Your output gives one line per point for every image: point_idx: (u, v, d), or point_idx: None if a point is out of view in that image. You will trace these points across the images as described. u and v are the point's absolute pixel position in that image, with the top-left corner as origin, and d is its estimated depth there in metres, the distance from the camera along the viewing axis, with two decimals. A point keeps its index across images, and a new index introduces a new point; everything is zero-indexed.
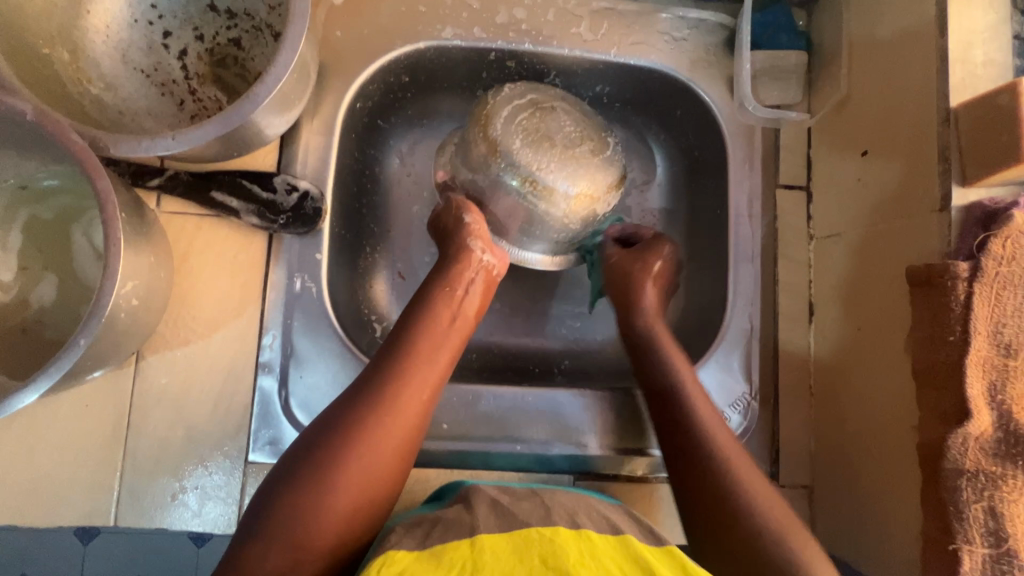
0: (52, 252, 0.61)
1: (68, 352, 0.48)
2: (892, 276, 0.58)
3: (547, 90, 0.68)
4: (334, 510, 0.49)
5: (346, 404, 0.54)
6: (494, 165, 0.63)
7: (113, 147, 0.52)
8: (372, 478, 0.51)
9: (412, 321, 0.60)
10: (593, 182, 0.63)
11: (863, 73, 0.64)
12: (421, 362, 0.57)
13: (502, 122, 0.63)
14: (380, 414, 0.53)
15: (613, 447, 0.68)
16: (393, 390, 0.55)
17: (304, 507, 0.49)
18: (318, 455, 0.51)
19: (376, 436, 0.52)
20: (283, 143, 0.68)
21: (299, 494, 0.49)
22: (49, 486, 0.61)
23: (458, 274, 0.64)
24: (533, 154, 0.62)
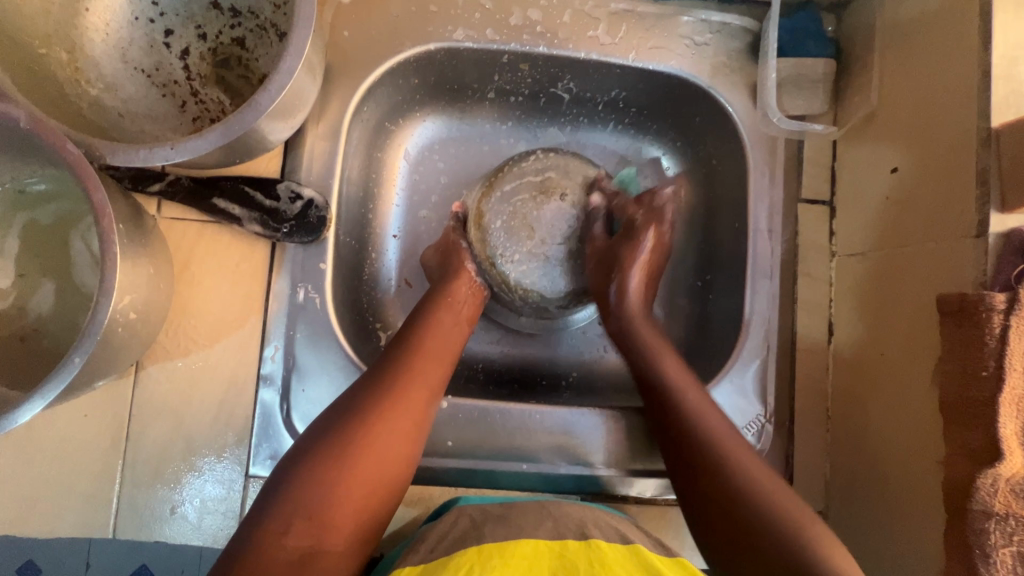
0: (50, 258, 0.59)
1: (63, 370, 0.47)
2: (920, 302, 0.55)
3: (572, 169, 0.70)
4: (353, 488, 0.51)
5: (356, 397, 0.55)
6: (471, 234, 0.69)
7: (110, 155, 0.50)
8: (386, 468, 0.53)
9: (414, 326, 0.62)
10: (545, 284, 0.68)
11: (896, 85, 0.61)
12: (425, 358, 0.59)
13: (497, 197, 0.68)
14: (390, 407, 0.55)
15: (621, 467, 0.67)
16: (405, 381, 0.57)
17: (322, 492, 0.50)
18: (339, 439, 0.52)
19: (388, 426, 0.54)
20: (287, 148, 0.66)
21: (320, 474, 0.50)
22: (48, 496, 0.60)
23: (453, 283, 0.66)
24: (506, 242, 0.67)
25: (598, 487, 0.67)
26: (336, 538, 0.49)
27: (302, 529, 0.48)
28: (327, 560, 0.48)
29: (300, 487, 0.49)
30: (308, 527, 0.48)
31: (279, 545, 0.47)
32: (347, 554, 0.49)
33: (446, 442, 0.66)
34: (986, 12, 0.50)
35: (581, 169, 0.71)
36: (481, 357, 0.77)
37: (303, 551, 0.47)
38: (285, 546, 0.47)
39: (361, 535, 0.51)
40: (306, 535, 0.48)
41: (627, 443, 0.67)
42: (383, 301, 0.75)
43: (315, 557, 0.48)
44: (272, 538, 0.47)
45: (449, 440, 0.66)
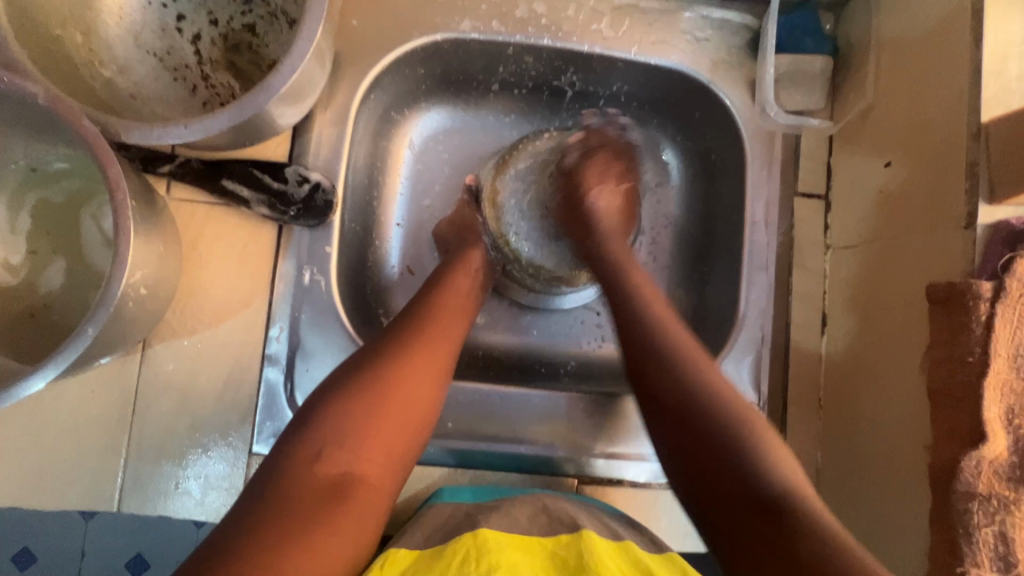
0: (61, 235, 0.60)
1: (75, 341, 0.48)
2: (910, 292, 0.57)
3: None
4: (381, 426, 0.52)
5: (388, 341, 0.57)
6: (488, 212, 0.73)
7: (125, 133, 0.51)
8: (415, 409, 0.54)
9: (436, 283, 0.64)
10: (554, 258, 0.73)
11: (890, 83, 0.63)
12: (448, 312, 0.62)
13: (511, 175, 0.74)
14: (420, 352, 0.57)
15: (617, 452, 0.68)
16: (430, 331, 0.59)
17: (356, 423, 0.51)
18: (367, 380, 0.53)
19: (418, 368, 0.56)
20: (295, 133, 0.67)
21: (349, 410, 0.51)
22: (54, 470, 0.61)
23: (472, 249, 0.68)
24: (519, 220, 0.73)
25: (593, 471, 0.68)
26: (367, 470, 0.50)
27: (335, 457, 0.49)
28: (359, 490, 0.49)
29: (334, 418, 0.51)
30: (341, 457, 0.49)
31: (312, 471, 0.48)
32: (378, 487, 0.50)
33: (446, 425, 0.67)
34: (977, 11, 0.52)
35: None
36: (480, 342, 0.78)
37: (335, 479, 0.48)
38: (317, 475, 0.48)
39: (391, 472, 0.52)
40: (337, 465, 0.49)
41: (625, 429, 0.69)
42: (386, 287, 0.76)
43: (346, 486, 0.49)
44: (305, 466, 0.49)
45: (450, 422, 0.67)
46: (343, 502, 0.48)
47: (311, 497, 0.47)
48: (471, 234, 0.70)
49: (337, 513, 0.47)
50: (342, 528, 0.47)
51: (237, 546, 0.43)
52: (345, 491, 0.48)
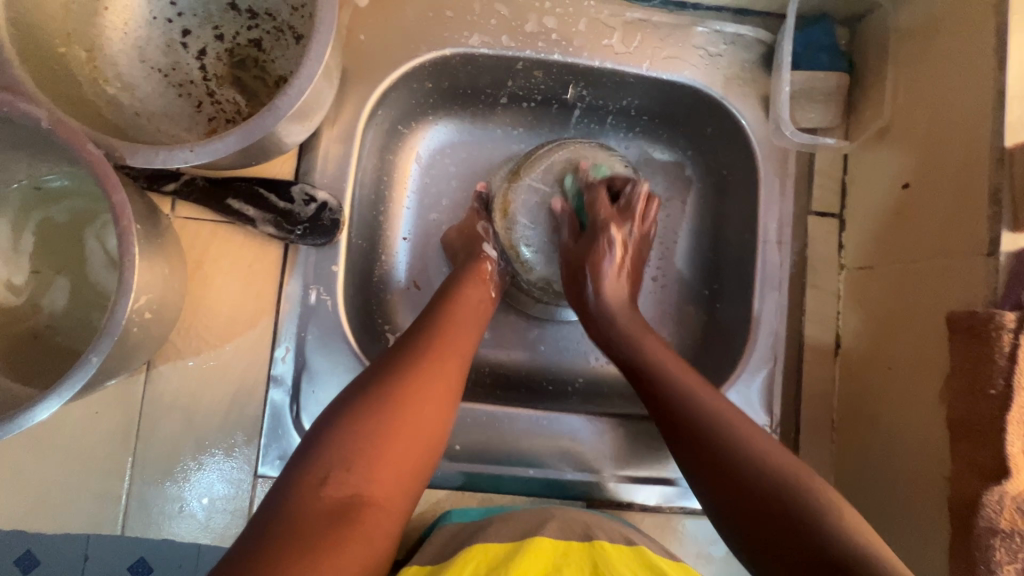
0: (65, 255, 0.60)
1: (79, 369, 0.47)
2: (928, 319, 0.56)
3: (601, 162, 0.71)
4: (389, 448, 0.51)
5: (397, 360, 0.56)
6: (499, 224, 0.70)
7: (129, 156, 0.50)
8: (422, 429, 0.53)
9: (444, 300, 0.64)
10: None
11: (908, 102, 0.62)
12: (457, 330, 0.61)
13: (526, 186, 0.70)
14: (427, 370, 0.56)
15: (626, 476, 0.67)
16: (437, 349, 0.58)
17: (365, 444, 0.50)
18: (374, 400, 0.52)
19: (430, 389, 0.55)
20: (302, 150, 0.66)
21: (356, 431, 0.50)
22: (58, 492, 0.60)
23: (482, 263, 0.68)
24: (532, 234, 0.69)
25: (603, 494, 0.67)
26: (377, 493, 0.49)
27: (343, 479, 0.48)
28: (368, 513, 0.48)
29: (342, 439, 0.50)
30: (349, 479, 0.48)
31: (318, 493, 0.47)
32: (387, 511, 0.49)
33: (454, 447, 0.66)
34: (1001, 32, 0.51)
35: (610, 161, 0.71)
36: (488, 360, 0.78)
37: (343, 501, 0.47)
38: (323, 497, 0.47)
39: (400, 494, 0.51)
40: (345, 485, 0.48)
41: (635, 451, 0.68)
42: (393, 303, 0.75)
43: (355, 508, 0.47)
44: (312, 488, 0.47)
45: (457, 444, 0.66)
46: (353, 525, 0.46)
47: (319, 519, 0.45)
48: (481, 248, 0.69)
49: (345, 536, 0.45)
50: (352, 553, 0.45)
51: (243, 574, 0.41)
52: (353, 513, 0.47)
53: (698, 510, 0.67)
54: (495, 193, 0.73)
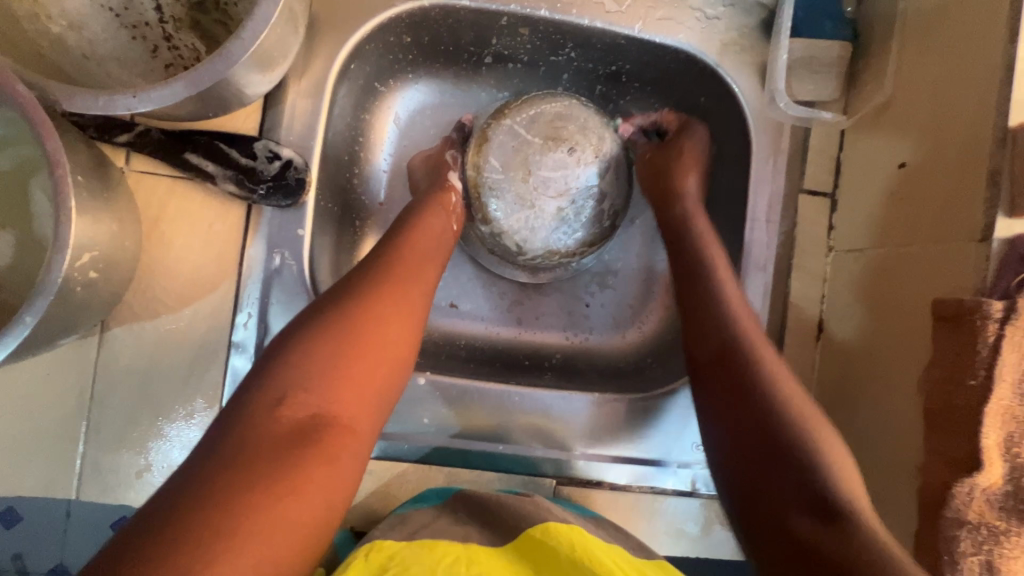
0: (10, 207, 0.56)
1: (13, 330, 0.43)
2: (915, 308, 0.54)
3: (591, 126, 0.67)
4: (353, 376, 0.49)
5: (357, 283, 0.54)
6: (470, 158, 0.68)
7: (66, 101, 0.45)
8: (387, 354, 0.52)
9: (406, 228, 0.61)
10: (522, 229, 0.67)
11: (912, 77, 0.58)
12: (420, 254, 0.59)
13: (506, 126, 0.67)
14: (385, 295, 0.54)
15: (596, 454, 0.66)
16: (398, 272, 0.56)
17: (323, 364, 0.48)
18: (333, 327, 0.50)
19: (391, 306, 0.53)
20: (266, 103, 0.62)
21: (315, 358, 0.48)
22: (8, 454, 0.58)
23: (447, 194, 0.65)
24: (498, 177, 0.66)
25: (574, 472, 0.66)
26: (343, 410, 0.48)
27: (301, 399, 0.46)
28: (334, 430, 0.46)
29: (302, 362, 0.48)
30: (308, 399, 0.47)
31: (275, 413, 0.45)
32: (353, 433, 0.47)
33: (422, 421, 0.65)
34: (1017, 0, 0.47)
35: (600, 129, 0.67)
36: (463, 333, 0.76)
37: (303, 421, 0.46)
38: (281, 417, 0.45)
39: (367, 416, 0.49)
40: (305, 406, 0.46)
41: (608, 429, 0.66)
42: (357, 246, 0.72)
43: (315, 428, 0.46)
44: (269, 411, 0.45)
45: (426, 418, 0.65)
46: (312, 446, 0.45)
47: (274, 444, 0.44)
48: (446, 175, 0.67)
49: (306, 457, 0.44)
50: (319, 482, 0.44)
51: (199, 492, 0.40)
52: (312, 433, 0.45)
53: (668, 491, 0.66)
54: (477, 127, 0.71)
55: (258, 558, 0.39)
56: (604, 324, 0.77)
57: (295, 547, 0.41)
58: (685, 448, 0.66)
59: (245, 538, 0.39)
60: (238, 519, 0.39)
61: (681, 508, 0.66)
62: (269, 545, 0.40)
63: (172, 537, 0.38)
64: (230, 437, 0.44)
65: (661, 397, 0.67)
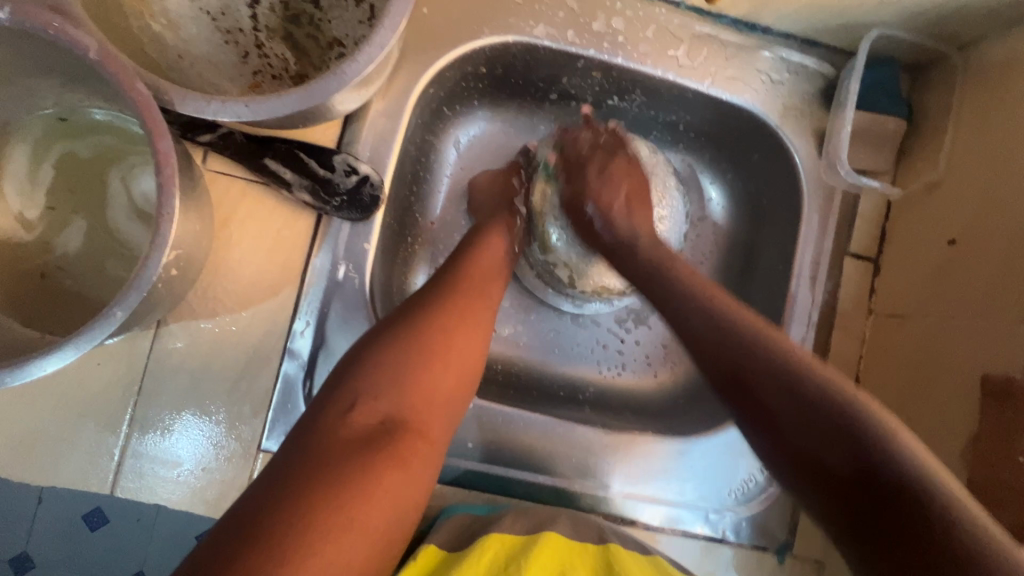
0: (85, 194, 0.56)
1: (102, 323, 0.43)
2: (960, 377, 0.56)
3: (659, 172, 0.72)
4: (424, 391, 0.49)
5: (427, 299, 0.55)
6: (535, 185, 0.70)
7: (178, 103, 0.47)
8: (456, 370, 0.52)
9: (471, 249, 0.62)
10: (579, 260, 0.70)
11: (965, 160, 0.62)
12: (485, 273, 0.60)
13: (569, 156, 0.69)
14: (453, 309, 0.54)
15: (633, 493, 0.67)
16: (464, 287, 0.57)
17: (397, 374, 0.49)
18: (406, 339, 0.51)
19: (460, 322, 0.54)
20: (347, 119, 0.63)
21: (388, 370, 0.49)
22: (47, 440, 0.57)
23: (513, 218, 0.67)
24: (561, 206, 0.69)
25: (610, 508, 0.66)
26: (413, 420, 0.48)
27: (372, 406, 0.47)
28: (404, 439, 0.46)
29: (376, 373, 0.48)
30: (379, 406, 0.47)
31: (346, 419, 0.45)
32: (425, 440, 0.48)
33: (465, 444, 0.65)
34: None
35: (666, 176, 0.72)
36: (502, 358, 0.76)
37: (374, 428, 0.46)
38: (352, 424, 0.45)
39: (435, 426, 0.49)
40: (375, 414, 0.46)
41: (640, 459, 0.67)
42: (410, 263, 0.73)
43: (386, 434, 0.46)
44: (341, 419, 0.46)
45: (469, 441, 0.65)
46: (384, 452, 0.44)
47: (346, 450, 0.43)
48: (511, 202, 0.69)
49: (380, 462, 0.44)
50: (390, 492, 0.43)
51: (278, 495, 0.40)
52: (384, 439, 0.45)
53: (699, 534, 0.67)
54: (541, 156, 0.73)
55: (338, 567, 0.39)
56: (639, 361, 0.79)
57: (369, 558, 0.41)
58: (719, 493, 0.67)
59: (316, 540, 0.39)
60: (313, 520, 0.39)
61: (704, 551, 0.67)
62: (350, 553, 0.39)
63: (262, 538, 0.38)
64: (304, 446, 0.44)
65: (700, 441, 0.68)
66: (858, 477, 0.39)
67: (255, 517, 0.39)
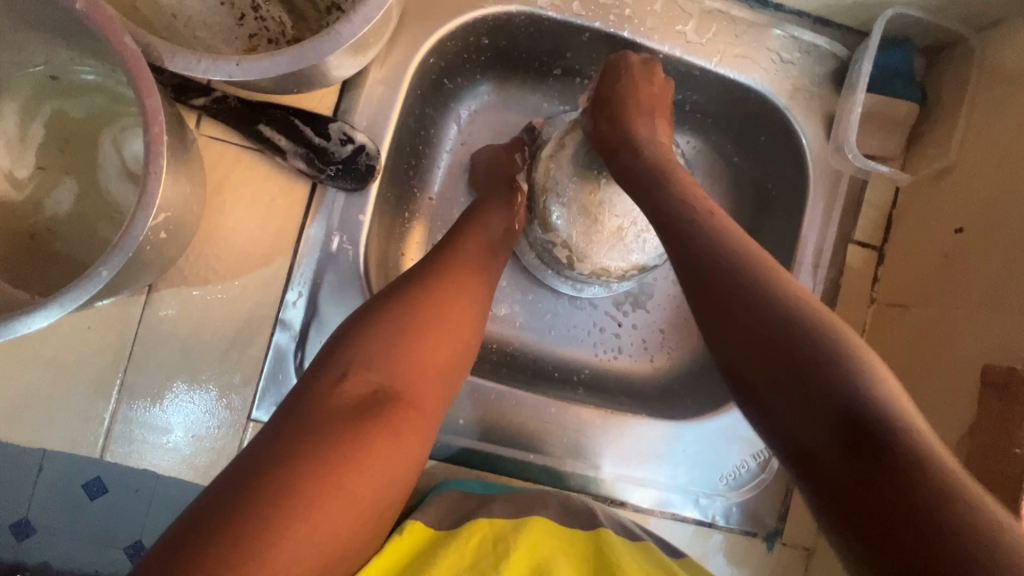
0: (76, 155, 0.55)
1: (86, 282, 0.42)
2: (961, 368, 0.55)
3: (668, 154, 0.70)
4: (418, 363, 0.48)
5: (424, 271, 0.54)
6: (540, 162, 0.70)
7: (168, 61, 0.45)
8: (450, 342, 0.51)
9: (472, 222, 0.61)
10: (578, 239, 0.67)
11: (977, 146, 0.60)
12: (484, 247, 0.59)
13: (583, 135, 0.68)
14: (452, 282, 0.53)
15: (625, 474, 0.66)
16: (461, 261, 0.56)
17: (389, 344, 0.48)
18: (404, 309, 0.50)
19: (457, 295, 0.53)
20: (344, 86, 0.62)
21: (381, 341, 0.48)
22: (37, 402, 0.57)
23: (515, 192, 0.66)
24: (565, 182, 0.67)
25: (600, 489, 0.66)
26: (406, 392, 0.47)
27: (364, 376, 0.46)
28: (396, 409, 0.45)
29: (369, 343, 0.48)
30: (371, 376, 0.46)
31: (337, 388, 0.45)
32: (417, 412, 0.47)
33: (457, 421, 0.65)
34: None
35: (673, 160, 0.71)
36: (497, 337, 0.76)
37: (364, 397, 0.45)
38: (343, 393, 0.45)
39: (428, 399, 0.48)
40: (368, 384, 0.46)
41: (630, 444, 0.67)
42: (405, 238, 0.72)
43: (377, 404, 0.45)
44: (332, 386, 0.45)
45: (461, 418, 0.65)
46: (375, 421, 0.44)
47: (335, 417, 0.43)
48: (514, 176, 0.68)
49: (369, 429, 0.43)
50: (380, 461, 0.42)
51: (266, 458, 0.40)
52: (376, 408, 0.44)
53: (688, 518, 0.67)
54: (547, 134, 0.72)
55: (322, 533, 0.38)
56: (635, 345, 0.78)
57: (355, 526, 0.41)
58: (711, 478, 0.67)
59: (301, 504, 0.38)
60: (298, 484, 0.39)
61: (695, 534, 0.67)
62: (336, 519, 0.39)
63: (248, 500, 0.37)
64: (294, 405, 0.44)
65: (695, 426, 0.67)
66: (835, 449, 0.33)
67: (239, 481, 0.39)
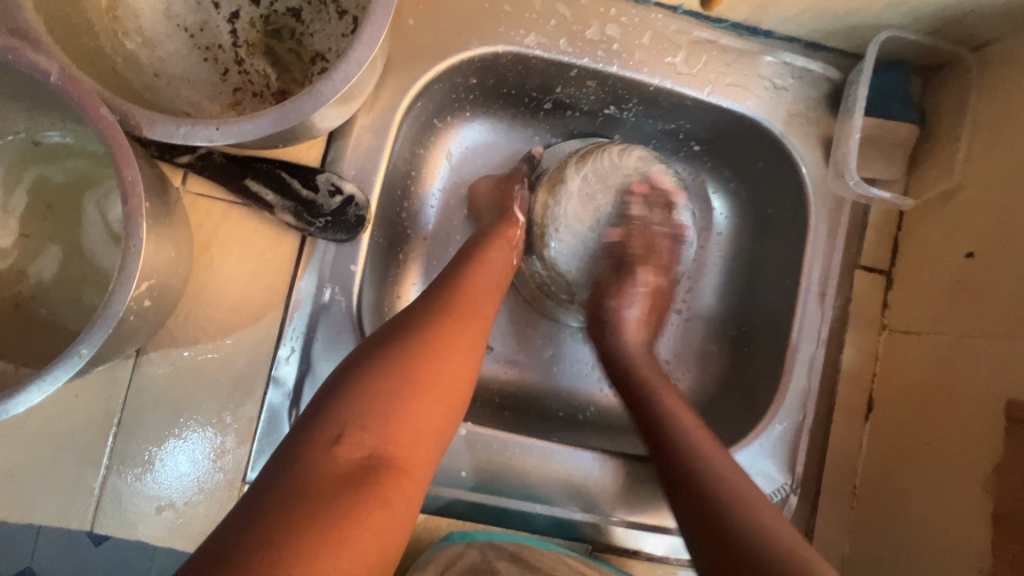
0: (59, 220, 0.54)
1: (64, 362, 0.41)
2: (981, 400, 0.53)
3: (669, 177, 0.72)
4: (413, 421, 0.46)
5: (419, 320, 0.52)
6: (540, 196, 0.70)
7: (146, 127, 0.45)
8: (446, 397, 0.49)
9: (466, 267, 0.59)
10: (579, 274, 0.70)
11: (982, 168, 0.59)
12: (482, 293, 0.57)
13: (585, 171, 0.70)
14: (450, 331, 0.52)
15: (636, 520, 0.63)
16: (457, 308, 0.54)
17: (384, 402, 0.46)
18: (398, 363, 0.47)
19: (452, 346, 0.51)
20: (331, 136, 0.61)
21: (374, 398, 0.46)
22: (25, 474, 0.55)
23: (511, 228, 0.65)
24: (568, 221, 0.69)
25: (611, 540, 0.63)
26: (400, 454, 0.45)
27: (358, 438, 0.44)
28: (389, 474, 0.43)
29: (362, 400, 0.45)
30: (366, 438, 0.44)
31: (332, 453, 0.43)
32: (409, 475, 0.45)
33: (458, 473, 0.62)
34: None
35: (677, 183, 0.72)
36: (499, 378, 0.74)
37: (359, 462, 0.43)
38: (337, 458, 0.42)
39: (421, 458, 0.46)
40: (362, 446, 0.43)
41: (641, 487, 0.64)
42: (401, 279, 0.70)
43: (372, 470, 0.43)
44: (324, 449, 0.43)
45: (463, 470, 0.62)
46: (369, 489, 0.42)
47: (326, 489, 0.41)
48: (511, 210, 0.66)
49: (363, 500, 0.41)
50: (371, 533, 0.40)
51: (252, 537, 0.37)
52: (370, 476, 0.42)
53: None
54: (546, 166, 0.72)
55: None
56: None
57: None
58: None
59: None
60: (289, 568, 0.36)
61: None
62: None
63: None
64: (282, 476, 0.41)
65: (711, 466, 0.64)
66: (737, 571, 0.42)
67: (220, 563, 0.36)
